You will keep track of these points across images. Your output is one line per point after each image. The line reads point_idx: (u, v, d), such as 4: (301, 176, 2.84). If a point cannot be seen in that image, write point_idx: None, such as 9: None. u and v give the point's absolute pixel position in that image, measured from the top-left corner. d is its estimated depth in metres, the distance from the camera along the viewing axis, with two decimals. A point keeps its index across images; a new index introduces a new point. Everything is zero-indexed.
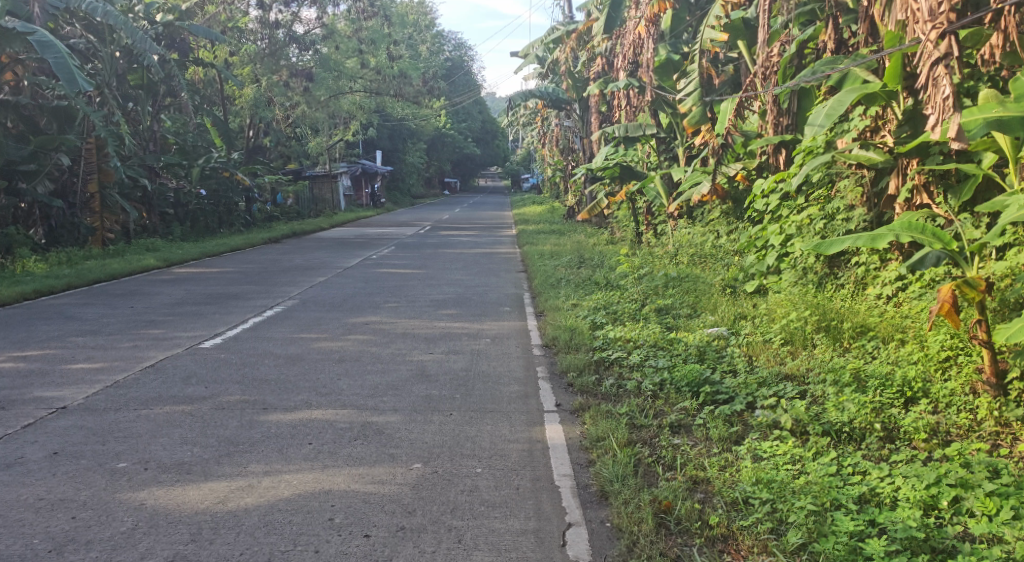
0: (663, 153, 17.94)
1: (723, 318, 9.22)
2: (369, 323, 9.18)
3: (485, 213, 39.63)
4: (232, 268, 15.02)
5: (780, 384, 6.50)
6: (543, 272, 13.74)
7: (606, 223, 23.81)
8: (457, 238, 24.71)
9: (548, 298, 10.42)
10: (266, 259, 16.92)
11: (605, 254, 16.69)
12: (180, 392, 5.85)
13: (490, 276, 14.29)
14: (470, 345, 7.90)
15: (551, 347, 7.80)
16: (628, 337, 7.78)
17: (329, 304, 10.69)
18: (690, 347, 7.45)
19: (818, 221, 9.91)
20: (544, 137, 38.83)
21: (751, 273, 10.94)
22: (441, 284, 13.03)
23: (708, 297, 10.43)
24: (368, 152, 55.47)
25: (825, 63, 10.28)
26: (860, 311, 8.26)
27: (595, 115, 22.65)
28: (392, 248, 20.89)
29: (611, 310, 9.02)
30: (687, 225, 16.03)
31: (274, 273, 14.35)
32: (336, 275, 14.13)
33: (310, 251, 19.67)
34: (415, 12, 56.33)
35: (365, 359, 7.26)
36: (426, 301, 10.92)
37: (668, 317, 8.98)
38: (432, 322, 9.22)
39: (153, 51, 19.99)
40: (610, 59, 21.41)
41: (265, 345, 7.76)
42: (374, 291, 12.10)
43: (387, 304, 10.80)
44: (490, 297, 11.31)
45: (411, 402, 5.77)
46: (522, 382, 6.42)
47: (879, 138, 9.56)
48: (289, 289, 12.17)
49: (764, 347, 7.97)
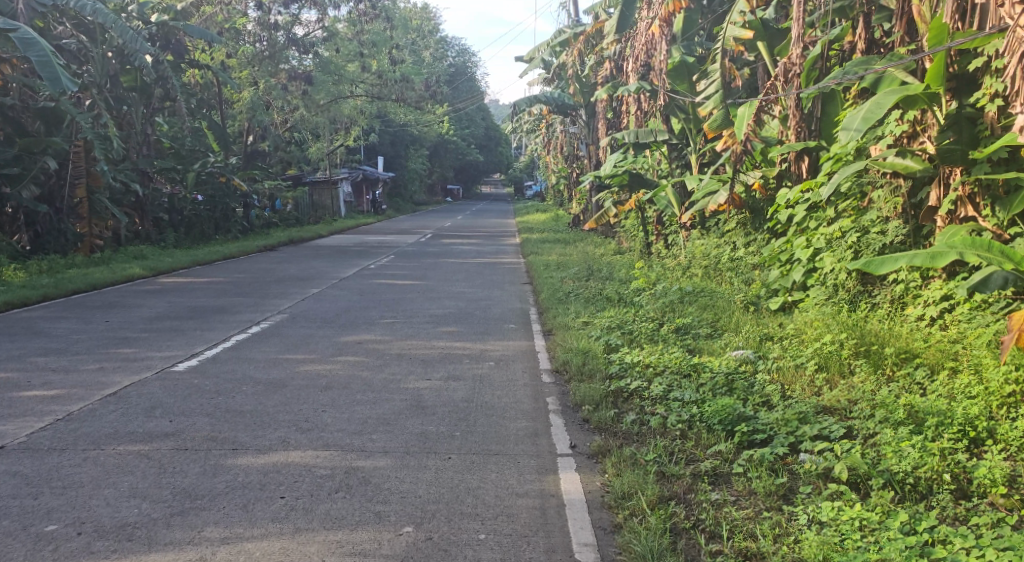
0: (674, 161, 17.24)
1: (748, 339, 8.48)
2: (363, 342, 8.44)
3: (488, 221, 38.99)
4: (223, 278, 14.29)
5: (823, 420, 5.77)
6: (550, 284, 13.00)
7: (612, 232, 23.09)
8: (460, 246, 24.01)
9: (556, 315, 9.67)
10: (260, 268, 16.19)
11: (614, 266, 15.97)
12: (140, 427, 5.09)
13: (494, 288, 13.57)
14: (472, 369, 7.16)
15: (562, 373, 7.03)
16: (646, 362, 7.05)
17: (321, 319, 9.94)
18: (717, 375, 6.71)
19: (850, 234, 9.16)
20: (549, 144, 38.19)
21: (775, 290, 10.18)
22: (442, 297, 12.30)
23: (729, 315, 9.68)
24: (370, 158, 54.84)
25: (857, 63, 9.59)
26: (902, 334, 7.52)
27: (602, 121, 21.95)
28: (392, 257, 20.18)
29: (627, 330, 8.28)
30: (699, 236, 15.33)
31: (266, 284, 13.62)
32: (332, 286, 13.40)
33: (306, 259, 18.94)
34: (419, 18, 55.82)
35: (354, 386, 6.50)
36: (426, 317, 10.19)
37: (687, 339, 8.24)
38: (431, 341, 8.49)
39: (145, 51, 19.34)
40: (618, 63, 20.74)
41: (246, 367, 7.01)
42: (370, 305, 11.36)
43: (384, 319, 10.07)
44: (494, 313, 10.57)
45: (405, 442, 5.01)
46: (530, 417, 5.68)
47: (917, 144, 8.82)
48: (280, 302, 11.44)
49: (797, 374, 7.23)
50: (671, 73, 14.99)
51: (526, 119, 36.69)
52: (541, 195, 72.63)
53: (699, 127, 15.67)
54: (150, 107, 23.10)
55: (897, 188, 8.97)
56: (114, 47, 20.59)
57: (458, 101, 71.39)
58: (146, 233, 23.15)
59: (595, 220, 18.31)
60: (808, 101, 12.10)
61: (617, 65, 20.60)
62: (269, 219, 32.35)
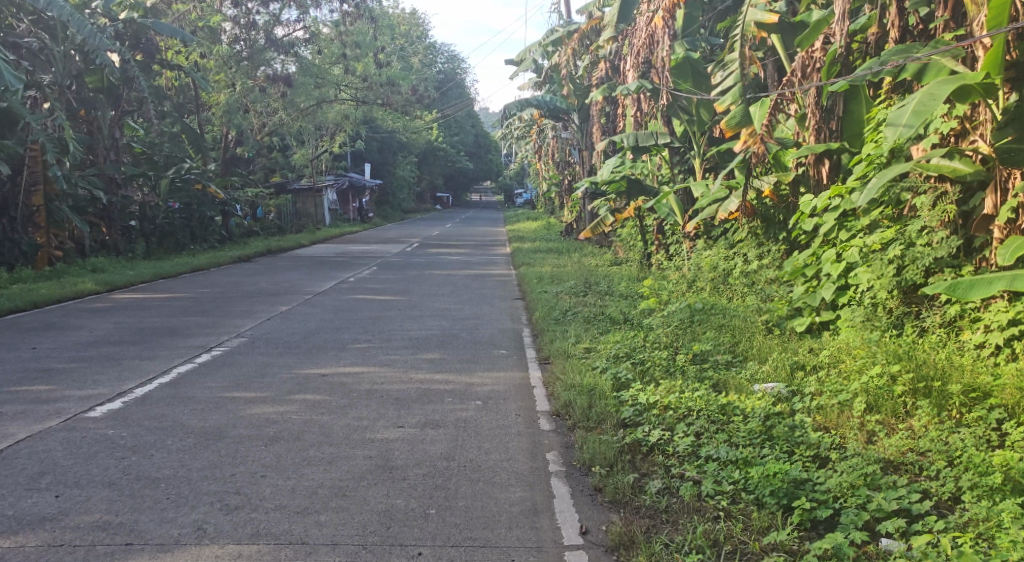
0: (676, 165, 16.12)
1: (777, 370, 7.30)
2: (328, 375, 7.20)
3: (478, 230, 37.80)
4: (185, 294, 13.05)
5: (897, 484, 4.58)
6: (543, 300, 11.79)
7: (608, 241, 21.95)
8: (447, 256, 22.77)
9: (552, 340, 8.46)
10: (229, 282, 14.96)
11: (613, 279, 14.82)
12: (10, 509, 3.86)
13: (482, 304, 12.37)
14: (456, 412, 5.94)
15: (563, 418, 5.81)
16: (665, 404, 5.85)
17: (284, 345, 8.70)
18: (754, 421, 5.51)
19: (891, 246, 7.99)
20: (540, 150, 37.08)
21: (799, 309, 9.00)
22: (425, 316, 11.08)
23: (750, 339, 8.49)
24: (357, 164, 53.65)
25: (894, 50, 8.37)
26: (966, 367, 6.36)
27: (597, 124, 20.86)
28: (374, 268, 18.96)
29: (637, 360, 7.06)
30: (705, 246, 14.21)
31: (231, 300, 12.38)
32: (303, 303, 12.17)
33: (281, 271, 17.67)
34: (407, 23, 54.77)
35: (308, 438, 5.24)
36: (406, 342, 8.96)
37: (710, 371, 7.04)
38: (410, 373, 7.27)
39: (107, 49, 18.19)
40: (613, 62, 19.62)
41: (179, 412, 5.77)
42: (345, 326, 10.12)
43: (357, 344, 8.86)
44: (483, 336, 9.35)
45: (362, 529, 3.77)
46: (528, 484, 4.48)
47: (967, 144, 7.67)
48: (241, 322, 10.20)
49: (845, 417, 6.05)
50: (675, 72, 13.94)
51: (517, 124, 35.58)
52: (531, 202, 71.58)
53: (702, 129, 14.60)
54: (117, 109, 21.99)
55: (943, 194, 7.76)
56: (76, 45, 19.43)
57: (447, 108, 70.31)
58: (113, 242, 21.98)
59: (592, 229, 17.14)
60: (828, 98, 10.96)
61: (613, 66, 19.50)
62: (248, 227, 31.11)
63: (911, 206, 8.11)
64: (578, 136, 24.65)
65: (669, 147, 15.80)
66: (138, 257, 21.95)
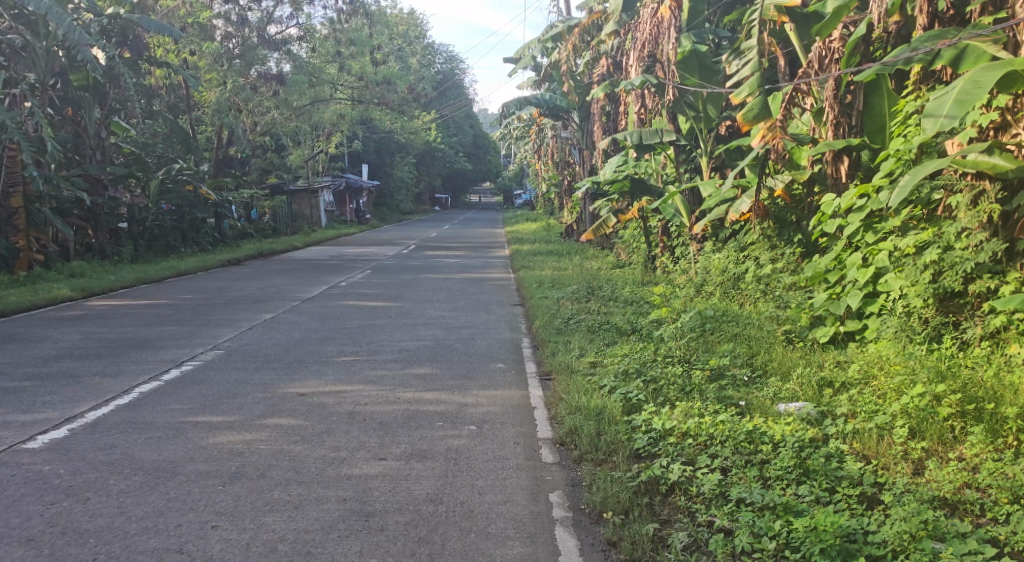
0: (682, 164, 15.38)
1: (803, 387, 6.63)
2: (307, 395, 6.49)
3: (476, 231, 37.08)
4: (165, 300, 12.34)
5: (967, 533, 3.90)
6: (543, 307, 11.09)
7: (611, 243, 21.22)
8: (443, 259, 22.08)
9: (554, 353, 7.75)
10: (214, 288, 14.25)
11: (616, 282, 14.13)
12: None
13: (479, 311, 11.67)
14: (447, 442, 5.23)
15: (568, 447, 5.11)
16: (683, 431, 5.16)
17: (262, 358, 7.99)
18: (787, 451, 4.82)
19: (925, 250, 7.29)
20: (540, 150, 36.39)
21: (822, 318, 8.31)
22: (418, 325, 10.36)
23: (770, 351, 7.82)
24: (354, 165, 52.89)
25: (925, 36, 7.65)
26: (1020, 387, 5.68)
27: (598, 123, 20.14)
28: (368, 271, 18.25)
29: (649, 378, 6.36)
30: (713, 248, 13.51)
31: (212, 308, 11.67)
32: (289, 310, 11.47)
33: (270, 275, 16.95)
34: (404, 22, 54.09)
35: (275, 474, 4.53)
36: (396, 355, 8.25)
37: (730, 389, 6.36)
38: (398, 392, 6.57)
39: (89, 44, 17.54)
40: (615, 58, 18.95)
41: (132, 441, 5.06)
42: (330, 336, 9.41)
43: (342, 356, 8.16)
44: (479, 348, 8.64)
45: None
46: (527, 537, 3.78)
47: (1010, 138, 6.98)
48: (220, 332, 9.50)
49: (885, 443, 5.37)
50: (681, 64, 13.40)
51: (516, 124, 34.88)
52: (531, 203, 70.87)
53: (709, 125, 13.93)
54: (104, 108, 21.35)
55: (982, 193, 7.01)
56: (57, 41, 18.75)
57: (445, 108, 69.57)
58: (99, 246, 21.31)
59: (593, 231, 16.45)
60: (847, 91, 10.27)
61: (614, 61, 18.79)
62: (240, 230, 30.40)
63: (946, 206, 7.41)
64: (579, 136, 24.17)
65: (675, 145, 15.10)
66: (124, 261, 21.26)
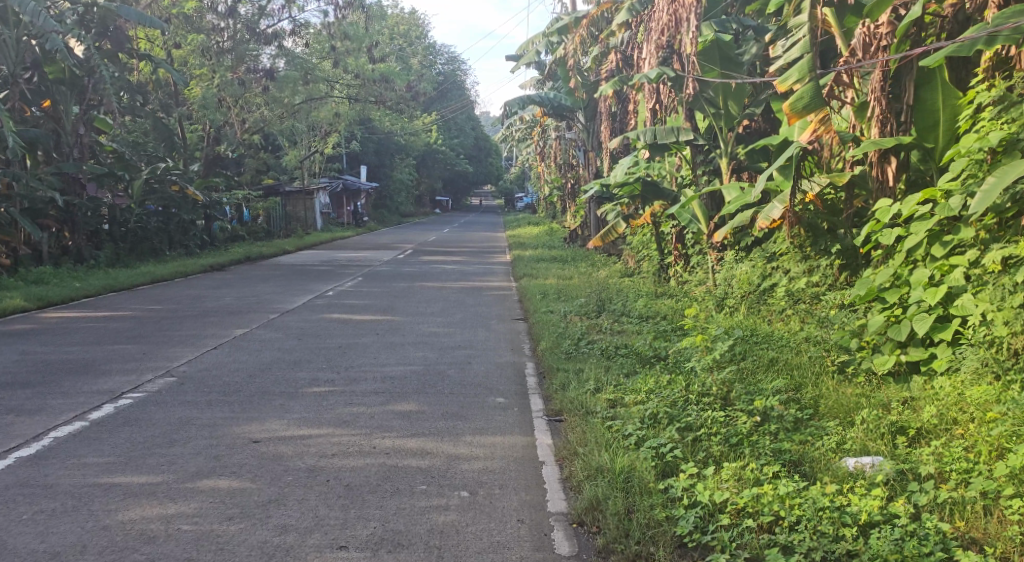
0: (699, 165, 14.13)
1: (871, 435, 5.41)
2: (262, 440, 5.24)
3: (477, 235, 36.05)
4: (129, 313, 11.11)
5: None
6: (550, 324, 9.89)
7: (618, 249, 20.00)
8: (441, 265, 20.86)
9: (564, 386, 6.54)
10: (187, 298, 13.04)
11: (628, 295, 12.94)
12: None
13: (476, 328, 10.46)
14: (433, 519, 4.00)
15: (588, 532, 3.88)
16: (740, 507, 3.93)
17: (220, 387, 6.76)
18: (884, 541, 3.58)
19: (1013, 267, 6.03)
20: (543, 152, 35.19)
21: (878, 344, 7.09)
22: (408, 344, 9.15)
23: (820, 387, 6.61)
24: (352, 167, 51.72)
25: (1010, 12, 6.46)
26: None
27: (605, 122, 18.96)
28: (359, 279, 17.05)
29: (685, 425, 5.15)
30: (735, 257, 12.31)
31: (179, 322, 10.44)
32: (263, 325, 10.25)
33: (252, 283, 15.72)
34: (406, 22, 52.91)
35: None
36: (378, 385, 7.03)
37: (784, 441, 5.14)
38: (376, 441, 5.33)
39: (59, 33, 16.41)
40: (625, 54, 17.79)
41: (13, 518, 3.83)
42: (306, 359, 8.20)
43: (315, 387, 6.93)
44: (477, 376, 7.43)
45: None
46: None
47: None
48: (179, 353, 8.28)
49: (997, 521, 4.15)
50: (702, 57, 12.27)
51: (517, 125, 33.73)
52: (532, 207, 69.79)
53: (731, 123, 12.78)
54: (82, 103, 20.26)
55: None
56: (28, 30, 17.62)
57: (445, 109, 68.39)
58: (77, 249, 20.13)
59: (602, 237, 15.27)
60: (896, 84, 9.11)
61: (623, 57, 17.62)
62: (232, 232, 29.22)
63: None
64: (584, 136, 23.02)
65: (691, 145, 13.89)
66: (102, 265, 20.07)
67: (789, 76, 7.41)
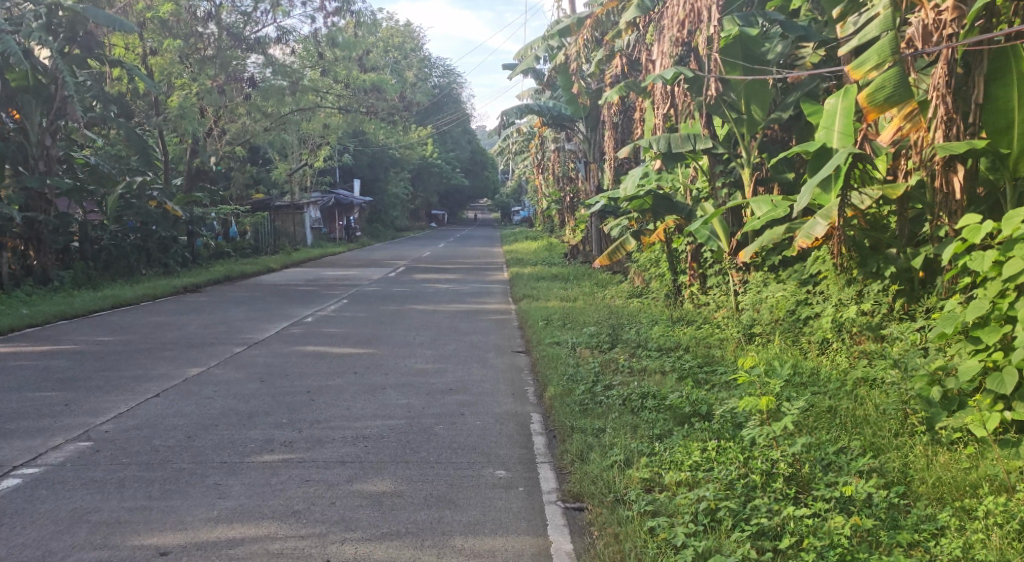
0: (718, 176, 12.76)
1: (1006, 535, 3.95)
2: (173, 553, 3.80)
3: (471, 250, 34.75)
4: (72, 348, 9.65)
5: None
6: (556, 361, 8.48)
7: (624, 267, 18.67)
8: (434, 285, 19.46)
9: (584, 458, 5.12)
10: (146, 327, 11.55)
11: (641, 321, 11.55)
12: None
13: (470, 363, 9.06)
14: None
15: None
16: None
17: (143, 456, 5.30)
18: None
19: None
20: (540, 164, 33.99)
21: (974, 396, 5.63)
22: (390, 388, 7.68)
23: (909, 454, 5.17)
24: (346, 181, 50.29)
25: None
26: None
27: (609, 131, 17.68)
28: (344, 301, 15.64)
29: (756, 535, 3.73)
30: (764, 280, 10.91)
31: (126, 359, 9.00)
32: (222, 363, 8.80)
33: (225, 307, 14.30)
34: (401, 34, 51.84)
35: None
36: (346, 451, 5.56)
37: (894, 554, 3.70)
38: (330, 551, 3.88)
39: None
40: (631, 57, 16.50)
41: None
42: (263, 410, 6.74)
43: (269, 453, 5.50)
44: (471, 436, 5.96)
45: None
46: None
47: None
48: (112, 402, 6.84)
49: None
50: (723, 53, 11.07)
51: (514, 137, 32.50)
52: (530, 221, 68.61)
53: (754, 130, 11.46)
54: (49, 114, 18.82)
55: None
56: None
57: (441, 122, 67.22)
58: (42, 269, 18.72)
59: (608, 255, 13.90)
60: (963, 80, 7.71)
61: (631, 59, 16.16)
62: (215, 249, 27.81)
63: None
64: (585, 147, 21.76)
65: (710, 154, 12.52)
66: (69, 287, 18.63)
67: (868, 60, 6.88)
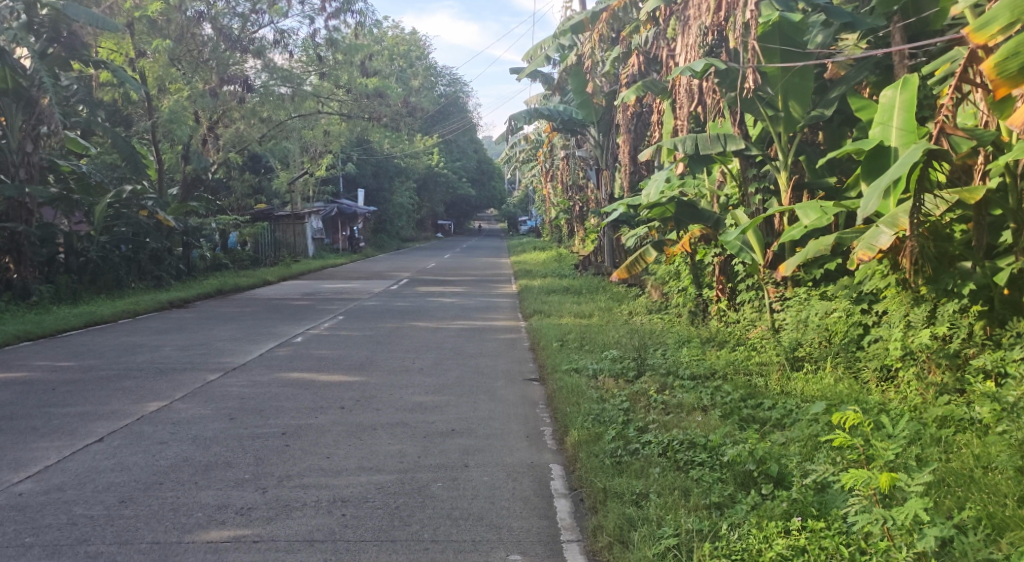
0: (750, 181, 11.57)
1: None
2: None
3: (477, 260, 33.64)
4: (24, 376, 8.47)
5: None
6: (575, 393, 7.29)
7: (641, 279, 17.49)
8: (437, 299, 18.29)
9: (628, 541, 3.94)
10: (116, 350, 10.36)
11: (666, 343, 10.33)
12: None
13: (475, 394, 7.84)
14: None
15: None
16: None
17: (53, 534, 4.11)
18: None
19: None
20: (548, 173, 32.85)
21: None
22: (382, 429, 6.45)
23: None
24: (351, 190, 49.20)
25: None
26: None
27: (625, 134, 16.52)
28: (341, 318, 14.46)
29: None
30: (806, 296, 9.71)
31: (82, 391, 7.81)
32: (189, 394, 7.61)
33: (210, 326, 13.12)
34: (408, 42, 50.75)
35: None
36: (318, 524, 4.36)
37: None
38: None
39: None
40: (648, 55, 15.30)
41: None
42: (224, 461, 5.54)
43: (217, 527, 4.29)
44: (477, 500, 4.74)
45: None
46: None
47: None
48: (43, 450, 5.65)
49: None
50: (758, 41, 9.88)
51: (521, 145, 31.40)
52: (537, 231, 67.54)
53: (791, 130, 10.28)
54: (29, 118, 17.59)
55: None
56: None
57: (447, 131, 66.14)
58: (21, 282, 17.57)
59: (626, 268, 12.74)
60: None
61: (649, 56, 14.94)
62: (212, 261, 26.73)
63: None
64: (598, 152, 20.60)
65: (741, 156, 11.33)
66: (48, 301, 17.49)
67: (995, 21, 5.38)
